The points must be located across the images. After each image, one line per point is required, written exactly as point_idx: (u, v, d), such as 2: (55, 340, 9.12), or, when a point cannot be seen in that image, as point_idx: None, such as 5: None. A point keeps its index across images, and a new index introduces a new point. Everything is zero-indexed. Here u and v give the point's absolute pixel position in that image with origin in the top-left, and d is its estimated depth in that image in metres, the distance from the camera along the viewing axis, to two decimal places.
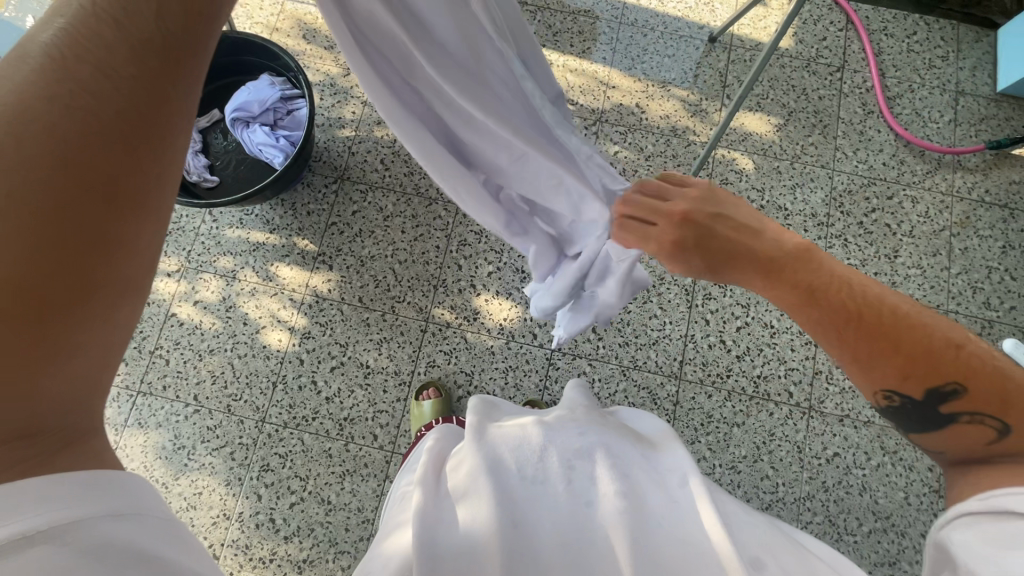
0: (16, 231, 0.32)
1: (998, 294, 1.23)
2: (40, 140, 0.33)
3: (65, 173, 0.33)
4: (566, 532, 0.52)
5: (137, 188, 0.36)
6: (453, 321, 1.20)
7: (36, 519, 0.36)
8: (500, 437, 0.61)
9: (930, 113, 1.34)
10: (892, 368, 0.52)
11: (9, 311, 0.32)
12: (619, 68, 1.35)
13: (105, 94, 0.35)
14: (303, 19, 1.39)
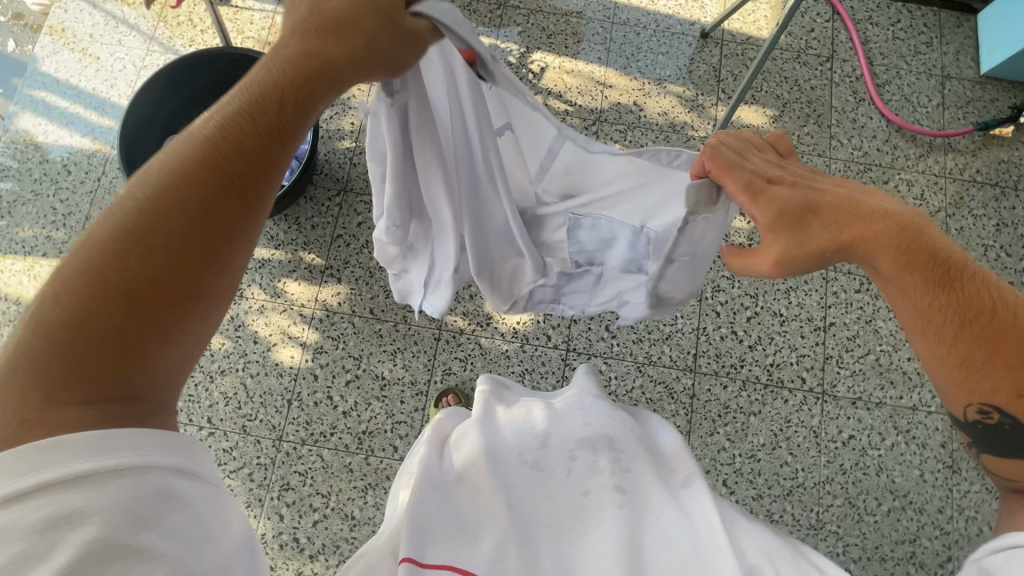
0: (157, 250, 0.43)
1: (995, 271, 1.26)
2: (190, 187, 0.45)
3: (200, 211, 0.45)
4: (560, 524, 0.60)
5: (240, 226, 0.47)
6: (467, 327, 1.20)
7: (120, 458, 0.44)
8: (507, 425, 0.68)
9: (918, 98, 1.37)
10: (1009, 379, 0.54)
11: (138, 304, 0.43)
12: (614, 67, 1.37)
13: (234, 156, 0.46)
14: None
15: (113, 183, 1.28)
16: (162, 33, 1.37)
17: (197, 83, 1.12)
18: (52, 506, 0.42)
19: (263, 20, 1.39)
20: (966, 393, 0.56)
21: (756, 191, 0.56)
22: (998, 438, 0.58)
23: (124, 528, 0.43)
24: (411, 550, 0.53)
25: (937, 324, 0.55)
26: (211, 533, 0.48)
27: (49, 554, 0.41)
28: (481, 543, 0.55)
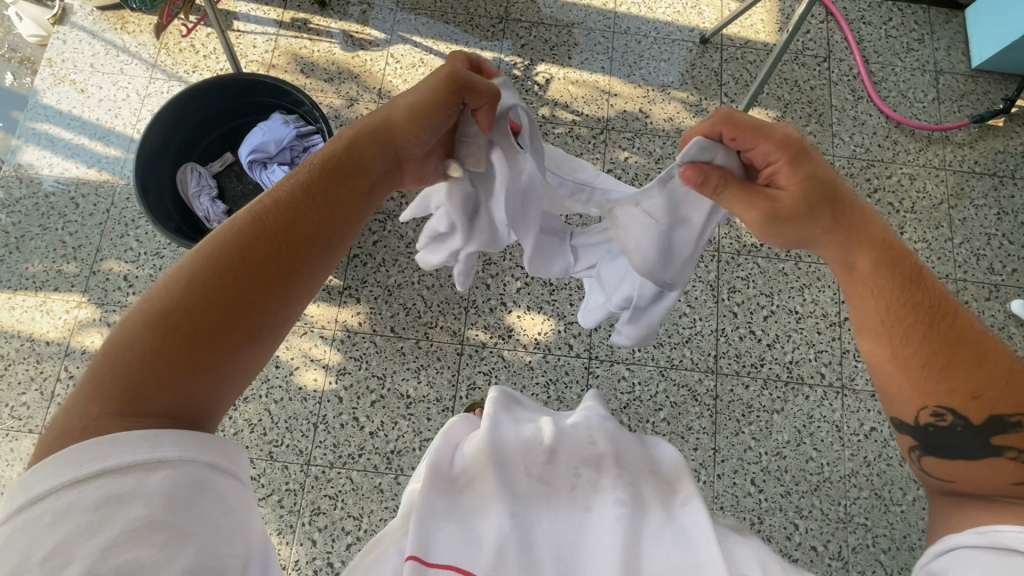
0: (223, 275, 0.50)
1: (1000, 259, 1.29)
2: (273, 228, 0.54)
3: (267, 247, 0.53)
4: (559, 536, 0.57)
5: (296, 268, 0.54)
6: (489, 341, 1.20)
7: (165, 450, 0.45)
8: (513, 434, 0.66)
9: (914, 93, 1.41)
10: (962, 379, 0.55)
11: (194, 318, 0.49)
12: (618, 76, 1.38)
13: (311, 208, 0.56)
14: (299, 53, 1.38)
15: (123, 214, 1.27)
16: (164, 59, 1.36)
17: (208, 109, 1.12)
18: (102, 489, 0.43)
19: (266, 43, 1.39)
20: (921, 391, 0.57)
21: (793, 152, 0.58)
22: (937, 445, 0.58)
23: (166, 511, 0.43)
24: (416, 548, 0.53)
25: (908, 313, 0.57)
26: (240, 529, 0.48)
27: (97, 532, 0.41)
28: (486, 542, 0.53)
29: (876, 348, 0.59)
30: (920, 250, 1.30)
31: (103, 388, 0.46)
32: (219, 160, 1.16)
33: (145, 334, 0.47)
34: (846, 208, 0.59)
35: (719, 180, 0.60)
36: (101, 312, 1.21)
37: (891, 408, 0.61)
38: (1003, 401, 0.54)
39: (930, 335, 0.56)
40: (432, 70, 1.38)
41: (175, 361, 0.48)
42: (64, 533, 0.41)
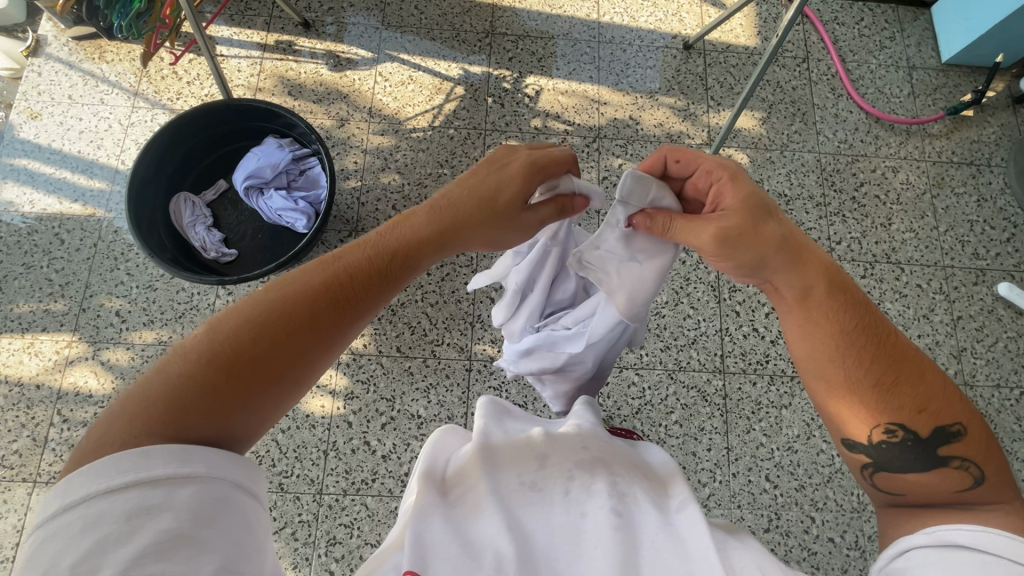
0: (278, 303, 0.50)
1: (984, 245, 1.34)
2: (332, 270, 0.54)
3: (326, 287, 0.52)
4: (555, 549, 0.51)
5: (352, 311, 0.53)
6: (497, 355, 1.20)
7: (197, 467, 0.44)
8: (505, 441, 0.60)
9: (890, 89, 1.46)
10: (906, 397, 0.56)
11: (244, 346, 0.48)
12: (607, 85, 1.40)
13: (372, 256, 0.56)
14: (285, 75, 1.37)
15: (111, 247, 1.23)
16: (145, 88, 1.33)
17: (197, 136, 1.10)
18: (132, 500, 0.41)
19: (251, 67, 1.37)
20: (873, 412, 0.57)
21: (732, 173, 0.63)
22: (889, 462, 0.58)
23: (192, 524, 0.41)
24: (413, 563, 0.48)
25: (859, 335, 0.57)
26: (261, 548, 0.45)
27: (125, 542, 0.40)
28: (486, 558, 0.49)
29: (828, 371, 0.59)
30: (909, 240, 1.34)
31: (145, 409, 0.45)
32: (213, 188, 1.14)
33: (194, 359, 0.46)
34: (786, 230, 0.61)
35: (667, 218, 0.64)
36: (93, 350, 1.17)
37: (839, 429, 0.61)
38: (944, 413, 0.56)
39: (880, 355, 0.57)
40: (421, 86, 1.37)
41: (212, 400, 0.46)
42: (91, 541, 0.40)
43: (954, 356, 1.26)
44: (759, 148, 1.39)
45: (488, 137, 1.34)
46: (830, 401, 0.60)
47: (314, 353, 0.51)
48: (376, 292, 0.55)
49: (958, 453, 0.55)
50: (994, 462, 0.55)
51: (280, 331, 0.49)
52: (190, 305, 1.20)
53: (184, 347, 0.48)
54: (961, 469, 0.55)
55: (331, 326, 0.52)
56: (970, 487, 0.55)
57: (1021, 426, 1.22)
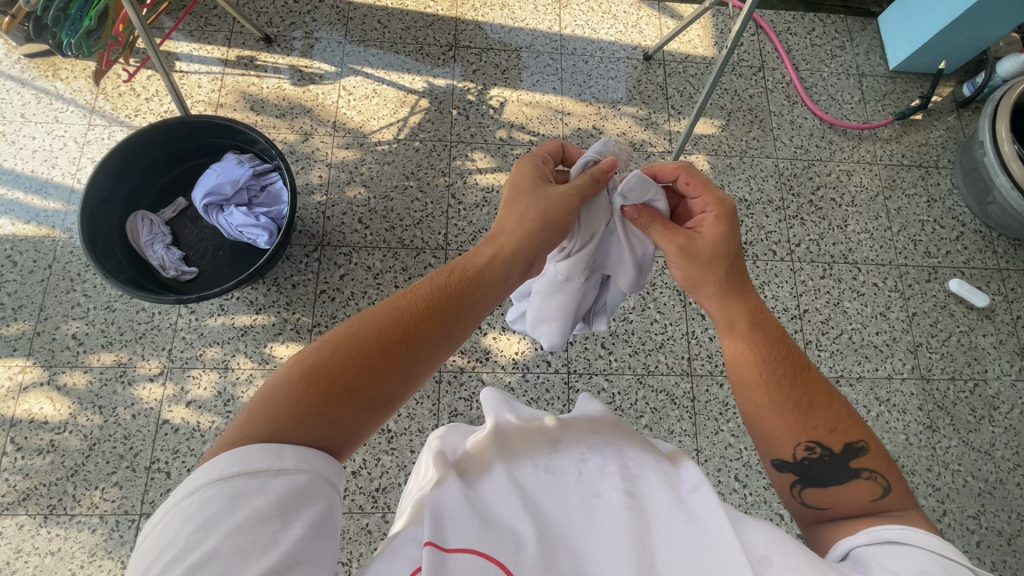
0: (367, 329, 0.57)
1: (935, 243, 1.39)
2: (412, 299, 0.60)
3: (403, 317, 0.58)
4: (571, 527, 0.54)
5: (427, 337, 0.58)
6: (467, 365, 1.20)
7: (291, 462, 0.49)
8: (519, 426, 0.64)
9: (842, 96, 1.51)
10: (822, 419, 0.61)
11: (334, 366, 0.54)
12: (570, 95, 1.43)
13: (445, 286, 0.62)
14: (247, 91, 1.36)
15: (67, 268, 1.20)
16: (102, 105, 1.31)
17: (155, 153, 1.08)
18: (236, 485, 0.46)
19: (211, 82, 1.36)
20: (795, 431, 0.61)
21: (723, 212, 0.69)
22: (813, 477, 0.61)
23: (283, 508, 0.46)
24: (433, 534, 0.50)
25: (781, 362, 0.63)
26: (338, 530, 0.50)
27: (226, 520, 0.44)
28: (507, 533, 0.52)
29: (752, 395, 0.63)
30: (864, 240, 1.38)
31: (257, 413, 0.52)
32: (171, 206, 1.12)
33: (299, 372, 0.53)
34: (729, 267, 0.68)
35: (649, 221, 0.72)
36: (48, 375, 1.13)
37: (766, 449, 0.64)
38: (851, 429, 0.61)
39: (796, 380, 0.62)
40: (386, 99, 1.38)
41: (307, 406, 0.52)
42: (199, 520, 0.44)
43: (910, 351, 1.30)
44: (719, 154, 1.43)
45: (453, 149, 1.35)
46: (758, 427, 0.64)
47: (389, 376, 0.56)
48: (451, 316, 0.60)
49: (868, 467, 0.60)
50: (900, 477, 0.59)
51: (361, 355, 0.55)
52: (151, 325, 1.18)
53: (281, 369, 0.54)
54: (871, 480, 0.59)
55: (403, 348, 0.57)
56: (879, 497, 0.58)
57: (976, 417, 1.26)
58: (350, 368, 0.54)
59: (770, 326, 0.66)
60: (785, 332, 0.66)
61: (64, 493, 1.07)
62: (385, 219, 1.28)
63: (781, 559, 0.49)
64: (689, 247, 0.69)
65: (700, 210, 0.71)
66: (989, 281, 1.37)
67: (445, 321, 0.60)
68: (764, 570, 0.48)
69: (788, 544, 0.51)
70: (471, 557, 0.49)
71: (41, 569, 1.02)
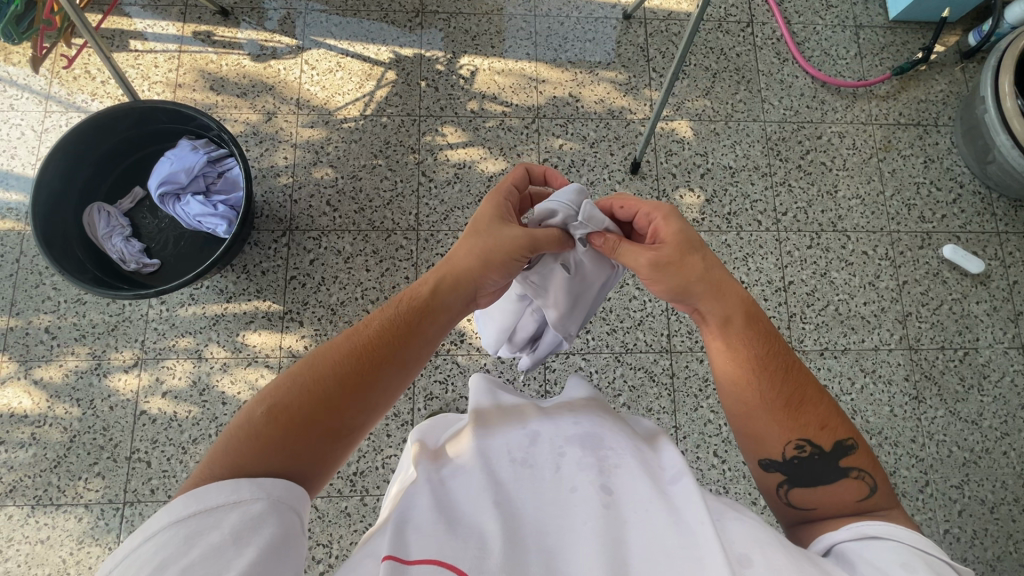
0: (323, 363, 0.56)
1: (930, 207, 1.33)
2: (364, 330, 0.60)
3: (357, 348, 0.58)
4: (543, 524, 0.50)
5: (385, 362, 0.58)
6: (441, 348, 1.18)
7: (246, 494, 0.48)
8: (497, 414, 0.61)
9: (837, 51, 1.42)
10: (812, 418, 0.59)
11: (292, 401, 0.54)
12: (545, 61, 1.35)
13: (399, 310, 0.61)
14: (206, 68, 1.30)
15: (34, 262, 1.19)
16: (57, 90, 1.26)
17: (106, 144, 1.09)
18: (190, 523, 0.45)
19: (168, 61, 1.30)
20: (787, 429, 0.59)
21: (666, 211, 0.66)
22: (801, 476, 0.58)
23: (236, 540, 0.45)
24: (392, 546, 0.46)
25: (768, 362, 0.60)
26: (302, 553, 0.48)
27: (177, 559, 0.43)
28: (473, 535, 0.48)
29: (744, 393, 0.60)
30: (855, 206, 1.33)
31: (222, 454, 0.51)
32: (129, 196, 1.12)
33: (259, 413, 0.53)
34: (704, 259, 0.63)
35: (615, 241, 0.67)
36: (25, 370, 1.14)
37: (754, 449, 0.61)
38: (840, 428, 0.59)
39: (788, 377, 0.60)
40: (350, 73, 1.31)
41: (269, 440, 0.51)
42: (153, 563, 0.42)
43: (899, 321, 1.26)
44: (703, 120, 1.36)
45: (422, 123, 1.30)
46: (745, 425, 0.61)
47: (351, 408, 0.55)
48: (410, 340, 0.60)
49: (856, 465, 0.58)
50: (885, 476, 0.58)
51: (322, 390, 0.55)
52: (123, 317, 1.17)
53: (243, 411, 0.54)
54: (858, 479, 0.57)
55: (362, 380, 0.56)
56: (866, 496, 0.56)
57: (964, 386, 1.23)
58: (310, 400, 0.54)
59: (757, 330, 0.62)
60: (771, 329, 0.62)
61: (48, 484, 1.09)
62: (354, 200, 1.25)
63: (762, 557, 0.45)
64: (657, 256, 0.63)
65: (646, 222, 0.68)
66: (986, 245, 1.31)
67: (403, 350, 0.59)
68: (744, 568, 0.45)
69: (770, 541, 0.47)
70: (433, 568, 0.45)
71: (32, 556, 1.05)
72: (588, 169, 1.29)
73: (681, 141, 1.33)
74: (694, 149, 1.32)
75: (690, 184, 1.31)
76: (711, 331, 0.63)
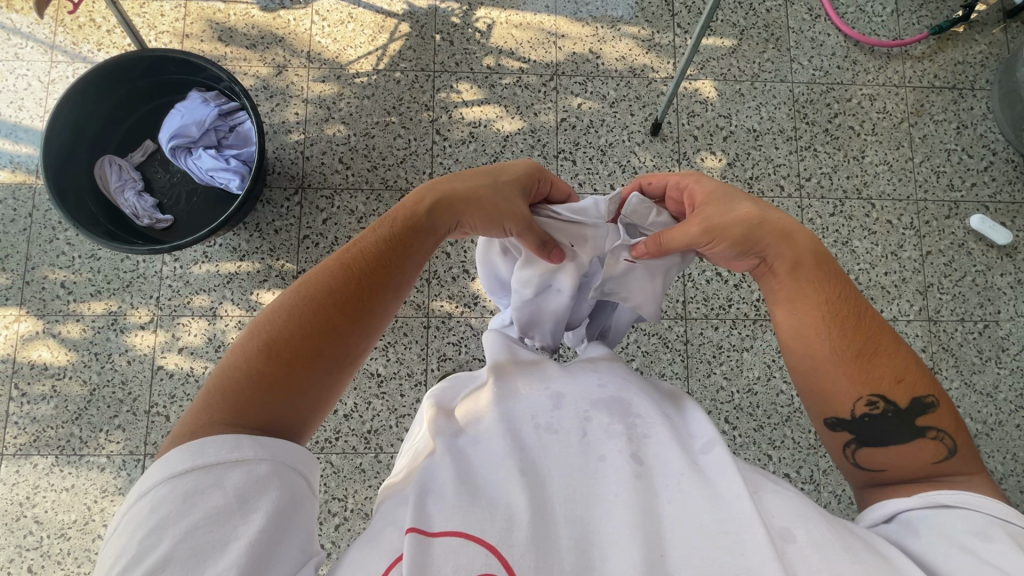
0: (311, 294, 0.57)
1: (960, 175, 1.29)
2: (345, 260, 0.60)
3: (343, 277, 0.58)
4: (572, 492, 0.50)
5: (374, 291, 0.59)
6: (455, 311, 1.18)
7: (239, 450, 0.49)
8: (518, 373, 0.59)
9: (873, 8, 1.35)
10: (889, 371, 0.58)
11: (285, 338, 0.54)
12: (564, 14, 1.29)
13: (383, 240, 0.61)
14: (213, 18, 1.26)
15: (47, 217, 1.18)
16: (62, 39, 1.23)
17: (113, 96, 1.07)
18: (191, 480, 0.47)
19: (175, 10, 1.26)
20: (860, 381, 0.58)
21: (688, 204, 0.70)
22: (870, 435, 0.58)
23: (238, 503, 0.46)
24: (416, 518, 0.47)
25: (840, 312, 0.60)
26: (308, 518, 0.50)
27: (181, 517, 0.45)
28: (499, 506, 0.48)
29: (814, 343, 0.59)
30: (882, 173, 1.28)
31: (220, 396, 0.52)
32: (139, 149, 1.11)
33: (254, 354, 0.53)
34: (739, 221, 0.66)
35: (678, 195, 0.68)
36: (44, 324, 1.15)
37: (822, 405, 0.61)
38: (919, 385, 0.58)
39: (859, 328, 0.59)
40: (362, 25, 1.27)
41: (268, 381, 0.53)
42: (156, 518, 0.45)
43: (920, 292, 1.24)
44: (728, 80, 1.30)
45: (437, 79, 1.25)
46: (812, 383, 0.61)
47: (348, 339, 0.57)
48: (397, 271, 0.61)
49: (935, 425, 0.57)
50: (966, 440, 0.57)
51: (315, 323, 0.55)
52: (137, 273, 1.17)
53: (240, 353, 0.54)
54: (936, 440, 0.56)
55: (359, 303, 0.58)
56: (946, 458, 0.55)
57: (982, 358, 1.22)
58: (305, 334, 0.55)
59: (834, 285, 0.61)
60: (837, 267, 0.62)
61: (71, 435, 1.11)
62: (366, 158, 1.22)
63: (804, 532, 0.46)
64: (709, 208, 0.63)
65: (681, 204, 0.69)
66: (1015, 216, 1.27)
67: (392, 276, 0.60)
68: (785, 543, 0.46)
69: (809, 515, 0.48)
70: (459, 540, 0.46)
71: (58, 504, 1.09)
72: (606, 130, 1.25)
73: (704, 102, 1.28)
74: (717, 111, 1.28)
75: (712, 147, 1.27)
76: (780, 279, 0.62)
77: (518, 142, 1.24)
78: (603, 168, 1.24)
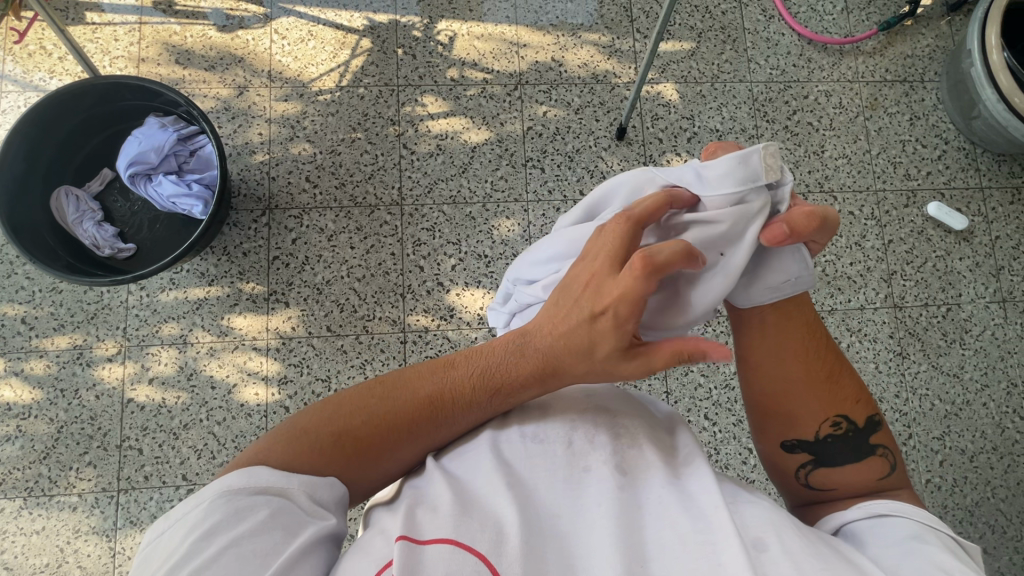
0: (402, 398, 0.55)
1: (915, 165, 1.33)
2: (448, 376, 0.56)
3: (432, 400, 0.55)
4: (557, 504, 0.50)
5: (449, 420, 0.55)
6: (431, 325, 1.16)
7: (285, 485, 0.49)
8: None
9: (823, 7, 1.39)
10: (851, 392, 0.61)
11: (359, 430, 0.53)
12: (525, 24, 1.30)
13: (487, 363, 0.56)
14: (169, 41, 1.24)
15: (4, 252, 1.15)
16: (11, 68, 1.19)
17: (67, 124, 1.05)
18: (239, 498, 0.48)
19: (129, 34, 1.23)
20: (830, 404, 0.60)
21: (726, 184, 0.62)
22: (829, 455, 0.60)
23: (276, 530, 0.47)
24: (405, 528, 0.48)
25: (817, 334, 0.61)
26: (332, 554, 0.50)
27: (223, 531, 0.46)
28: (488, 519, 0.48)
29: (790, 367, 0.60)
30: (841, 166, 1.32)
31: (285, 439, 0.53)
32: (97, 178, 1.08)
33: (326, 423, 0.53)
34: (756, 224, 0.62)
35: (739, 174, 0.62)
36: (6, 363, 1.11)
37: (787, 429, 0.61)
38: (872, 405, 0.61)
39: (830, 351, 0.61)
40: (323, 42, 1.26)
41: (324, 454, 0.52)
42: (201, 530, 0.46)
43: (884, 280, 1.28)
44: (688, 82, 1.33)
45: (401, 93, 1.25)
46: (778, 408, 0.61)
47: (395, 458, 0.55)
48: (476, 410, 0.55)
49: (883, 441, 0.60)
50: (901, 455, 0.61)
51: (385, 431, 0.54)
52: (102, 304, 1.14)
53: (323, 407, 0.55)
54: (882, 456, 0.60)
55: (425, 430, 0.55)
56: (890, 474, 0.59)
57: (947, 341, 1.26)
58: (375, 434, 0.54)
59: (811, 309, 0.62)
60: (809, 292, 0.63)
61: (39, 475, 1.07)
62: (334, 175, 1.21)
63: (778, 542, 0.47)
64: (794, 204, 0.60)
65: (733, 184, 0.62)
66: (969, 202, 1.32)
67: (468, 412, 0.55)
68: (761, 554, 0.47)
69: (785, 523, 0.49)
70: (446, 548, 0.46)
71: (29, 548, 1.05)
72: (574, 137, 1.26)
73: (667, 105, 1.30)
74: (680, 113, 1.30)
75: (677, 149, 1.29)
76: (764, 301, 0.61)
77: (486, 152, 1.24)
78: (571, 174, 1.25)
